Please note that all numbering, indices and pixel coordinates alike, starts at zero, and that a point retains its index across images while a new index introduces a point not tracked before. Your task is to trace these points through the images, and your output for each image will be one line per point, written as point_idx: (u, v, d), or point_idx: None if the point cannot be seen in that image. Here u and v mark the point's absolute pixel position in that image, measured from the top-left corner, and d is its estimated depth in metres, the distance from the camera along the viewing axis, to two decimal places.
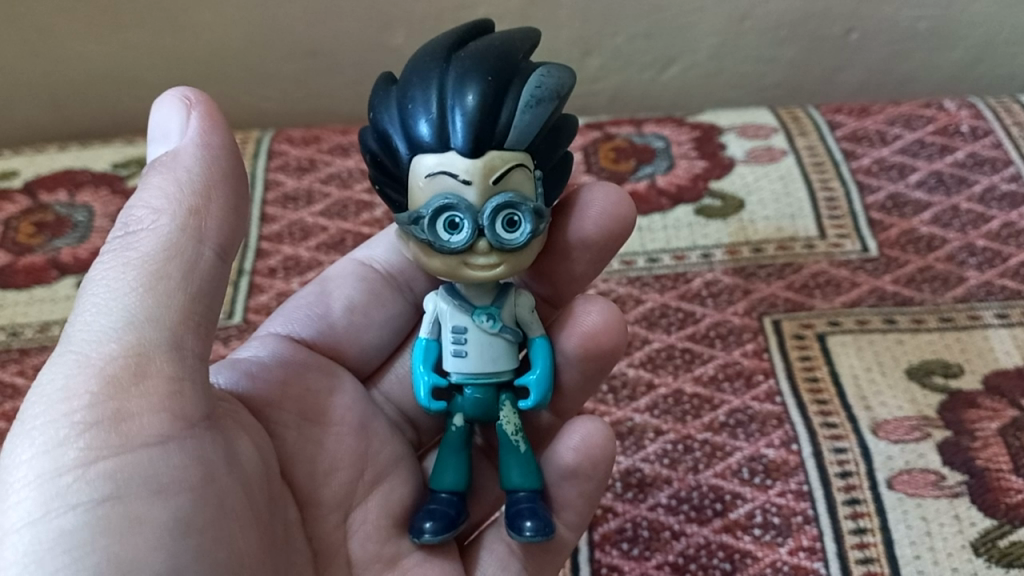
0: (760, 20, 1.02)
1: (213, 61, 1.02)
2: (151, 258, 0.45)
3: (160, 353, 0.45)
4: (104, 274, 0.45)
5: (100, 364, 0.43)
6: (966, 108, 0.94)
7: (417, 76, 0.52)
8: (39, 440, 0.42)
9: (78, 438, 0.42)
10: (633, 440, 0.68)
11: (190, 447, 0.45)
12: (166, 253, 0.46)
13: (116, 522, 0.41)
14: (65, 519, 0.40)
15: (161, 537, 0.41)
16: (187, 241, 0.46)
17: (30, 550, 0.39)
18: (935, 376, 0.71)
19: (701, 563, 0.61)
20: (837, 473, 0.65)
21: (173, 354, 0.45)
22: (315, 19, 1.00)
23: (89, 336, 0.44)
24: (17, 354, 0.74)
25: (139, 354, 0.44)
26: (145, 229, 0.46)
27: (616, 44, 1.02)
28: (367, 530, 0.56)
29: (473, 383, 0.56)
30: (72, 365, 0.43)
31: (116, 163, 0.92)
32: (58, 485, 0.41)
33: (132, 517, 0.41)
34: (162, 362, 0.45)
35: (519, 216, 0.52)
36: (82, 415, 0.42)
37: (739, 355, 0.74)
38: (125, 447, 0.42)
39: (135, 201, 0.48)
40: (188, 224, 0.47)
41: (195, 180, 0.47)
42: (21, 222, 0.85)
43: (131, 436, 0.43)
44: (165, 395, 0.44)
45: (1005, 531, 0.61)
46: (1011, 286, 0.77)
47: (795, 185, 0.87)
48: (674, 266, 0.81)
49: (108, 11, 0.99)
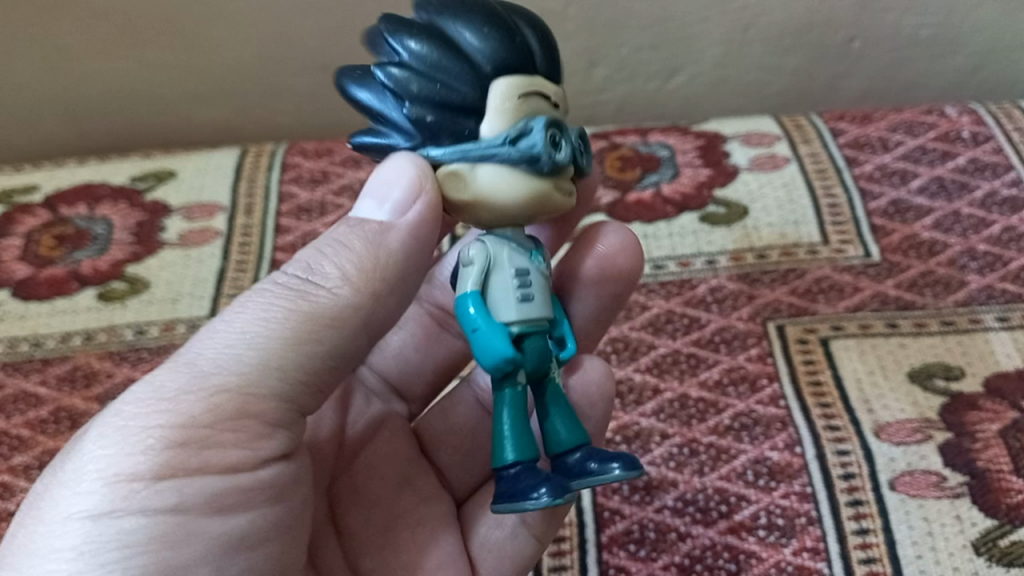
0: (763, 30, 1.03)
1: (227, 77, 1.05)
2: (309, 316, 0.48)
3: (264, 399, 0.47)
4: (255, 307, 0.48)
5: (208, 392, 0.46)
6: (967, 114, 0.96)
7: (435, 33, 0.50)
8: (128, 441, 0.45)
9: (161, 451, 0.45)
10: (640, 444, 0.70)
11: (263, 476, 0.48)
12: (322, 319, 0.48)
13: (172, 536, 0.44)
14: (127, 520, 0.43)
15: (207, 558, 0.45)
16: (347, 314, 0.49)
17: (87, 541, 0.43)
18: (937, 379, 0.72)
19: (707, 564, 0.62)
20: (840, 475, 0.66)
21: (275, 401, 0.48)
22: (327, 35, 1.02)
23: (211, 357, 0.47)
24: (40, 364, 0.77)
25: (246, 395, 0.47)
26: (322, 285, 0.49)
27: (621, 55, 1.04)
28: (366, 512, 0.61)
29: (532, 334, 0.52)
30: (184, 379, 0.46)
31: (133, 176, 0.94)
32: (130, 487, 0.44)
33: (189, 534, 0.45)
34: (262, 405, 0.47)
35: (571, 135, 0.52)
36: (173, 430, 0.45)
37: (744, 359, 0.75)
38: (203, 467, 0.45)
39: (329, 246, 0.51)
40: (364, 296, 0.49)
41: (391, 266, 0.50)
42: (42, 235, 0.88)
43: (211, 460, 0.46)
44: (258, 434, 0.47)
45: (1006, 530, 0.62)
46: (1011, 290, 0.78)
47: (799, 192, 0.89)
48: (680, 273, 0.83)
49: (125, 29, 1.01)
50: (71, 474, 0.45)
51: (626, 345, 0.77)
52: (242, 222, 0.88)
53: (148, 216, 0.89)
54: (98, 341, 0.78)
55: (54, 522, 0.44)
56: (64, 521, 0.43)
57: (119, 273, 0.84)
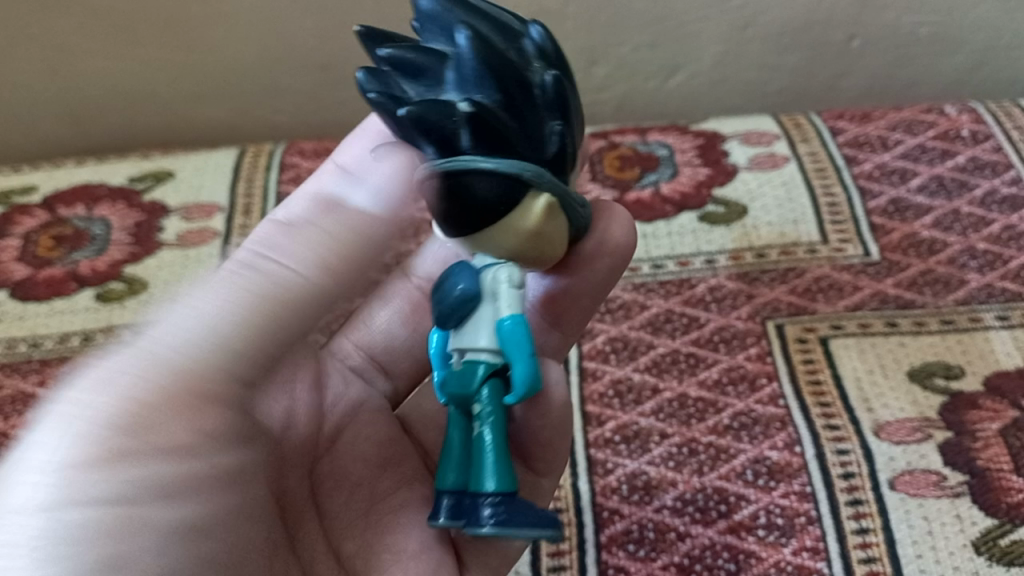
0: (762, 28, 1.03)
1: (226, 77, 1.05)
2: (264, 291, 0.48)
3: (214, 378, 0.46)
4: (203, 291, 0.48)
5: (157, 374, 0.45)
6: (967, 113, 0.95)
7: (543, 54, 0.51)
8: (77, 428, 0.43)
9: (112, 435, 0.43)
10: (639, 443, 0.70)
11: (214, 461, 0.46)
12: (273, 294, 0.48)
13: (120, 524, 0.42)
14: (70, 511, 0.41)
15: (158, 545, 0.43)
16: (302, 291, 0.49)
17: (26, 531, 0.40)
18: (937, 378, 0.72)
19: (706, 564, 0.62)
20: (839, 474, 0.66)
21: (226, 380, 0.47)
22: (325, 35, 1.02)
23: (159, 338, 0.46)
24: (38, 364, 0.76)
25: (197, 374, 0.46)
26: (273, 265, 0.49)
27: (620, 54, 1.04)
28: (344, 494, 0.57)
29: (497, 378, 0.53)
30: (131, 361, 0.45)
31: (132, 176, 0.94)
32: (77, 475, 0.41)
33: (138, 520, 0.42)
34: (214, 384, 0.46)
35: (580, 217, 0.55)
36: (123, 414, 0.43)
37: (743, 358, 0.75)
38: (155, 450, 0.44)
39: (275, 237, 0.51)
40: (323, 276, 0.50)
41: (356, 243, 0.51)
42: (40, 235, 0.88)
43: (162, 441, 0.44)
44: (209, 415, 0.46)
45: (1006, 530, 0.62)
46: (1012, 288, 0.78)
47: (797, 192, 0.88)
48: (679, 272, 0.82)
49: (123, 30, 1.01)
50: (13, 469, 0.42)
51: (625, 345, 0.77)
52: (240, 222, 0.88)
53: (146, 216, 0.89)
54: (96, 341, 0.78)
55: None
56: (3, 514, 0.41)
57: (117, 273, 0.84)
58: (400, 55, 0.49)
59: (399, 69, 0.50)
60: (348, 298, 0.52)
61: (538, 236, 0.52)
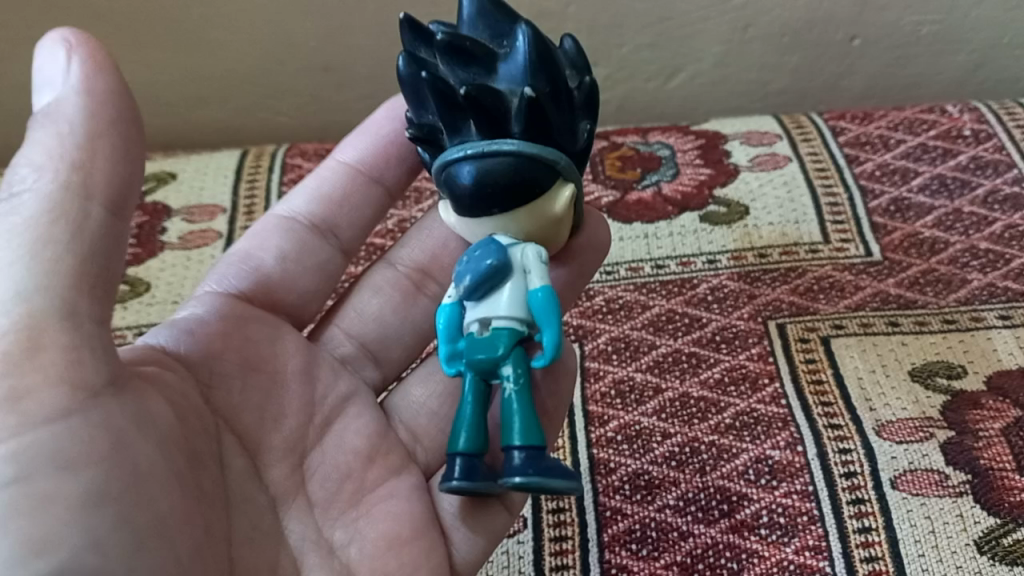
0: (763, 28, 1.03)
1: (229, 79, 1.05)
2: (37, 223, 0.44)
3: (53, 322, 0.44)
4: None
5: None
6: (969, 113, 0.96)
7: (575, 64, 0.56)
8: None
9: None
10: (641, 443, 0.70)
11: (90, 418, 0.44)
12: (52, 214, 0.44)
13: (22, 505, 0.41)
14: None
15: (70, 514, 0.42)
16: (72, 199, 0.44)
17: None
18: (939, 378, 0.72)
19: (708, 563, 0.62)
20: (841, 473, 0.66)
21: (69, 320, 0.44)
22: (327, 36, 1.02)
23: None
24: None
25: (34, 323, 0.43)
26: (28, 189, 0.44)
27: (621, 55, 1.04)
28: (333, 484, 0.56)
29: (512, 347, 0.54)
30: None
31: None
32: None
33: (40, 497, 0.42)
34: (56, 331, 0.44)
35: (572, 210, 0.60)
36: None
37: (744, 358, 0.75)
38: (25, 425, 0.43)
39: (20, 157, 0.45)
40: (63, 188, 0.44)
41: (78, 143, 0.45)
42: None
43: (31, 412, 0.43)
44: (65, 363, 0.44)
45: (1009, 529, 0.62)
46: (1014, 288, 0.78)
47: (799, 192, 0.88)
48: (681, 272, 0.83)
49: (125, 32, 1.02)
50: None
51: (627, 345, 0.77)
52: (243, 224, 0.88)
53: (150, 218, 0.90)
54: None
55: None
56: None
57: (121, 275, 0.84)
58: (456, 39, 0.52)
59: (451, 54, 0.52)
60: (129, 194, 0.47)
61: (557, 224, 0.56)
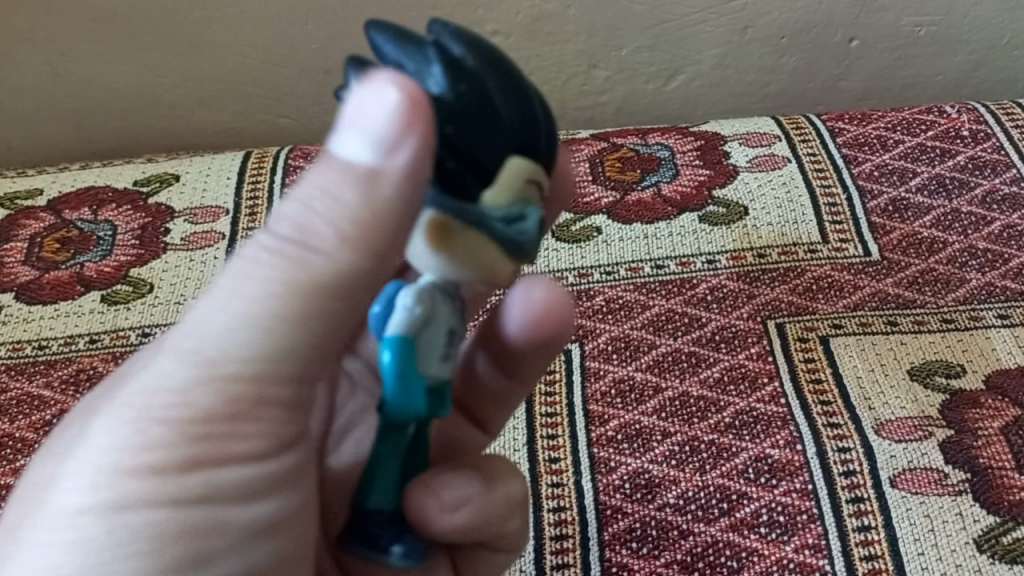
0: (762, 30, 1.04)
1: (230, 81, 1.05)
2: (318, 287, 0.41)
3: (283, 383, 0.43)
4: (237, 270, 0.43)
5: (221, 380, 0.42)
6: (967, 113, 0.96)
7: (454, 71, 0.41)
8: (140, 439, 0.43)
9: (175, 450, 0.43)
10: (642, 442, 0.70)
11: (275, 465, 0.46)
12: (320, 285, 0.41)
13: (191, 532, 0.43)
14: (136, 520, 0.43)
15: (232, 548, 0.45)
16: (355, 273, 0.41)
17: (99, 542, 0.42)
18: (937, 377, 0.72)
19: (709, 561, 0.62)
20: (840, 472, 0.66)
21: (292, 383, 0.44)
22: (328, 39, 1.02)
23: (209, 343, 0.42)
24: (44, 367, 0.77)
25: (264, 379, 0.43)
26: (305, 247, 0.41)
27: (620, 57, 1.05)
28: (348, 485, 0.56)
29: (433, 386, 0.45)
30: (187, 364, 0.43)
31: (137, 180, 0.95)
32: (139, 487, 0.43)
33: (210, 530, 0.44)
34: (281, 389, 0.44)
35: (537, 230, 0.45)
36: (186, 428, 0.43)
37: (744, 358, 0.76)
38: (223, 463, 0.44)
39: (305, 193, 0.41)
40: (356, 250, 0.40)
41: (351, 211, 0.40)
42: (46, 238, 0.88)
43: (229, 453, 0.44)
44: (273, 419, 0.44)
45: (1008, 527, 0.62)
46: (1012, 287, 0.78)
47: (797, 192, 0.89)
48: (680, 272, 0.83)
49: (127, 34, 1.02)
50: (84, 463, 0.44)
51: (627, 344, 0.77)
52: (244, 225, 0.89)
53: (151, 219, 0.90)
54: (101, 343, 0.79)
55: (67, 520, 0.43)
56: (76, 519, 0.43)
57: (123, 275, 0.84)
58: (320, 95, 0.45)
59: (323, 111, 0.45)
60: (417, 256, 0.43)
61: (472, 259, 0.43)
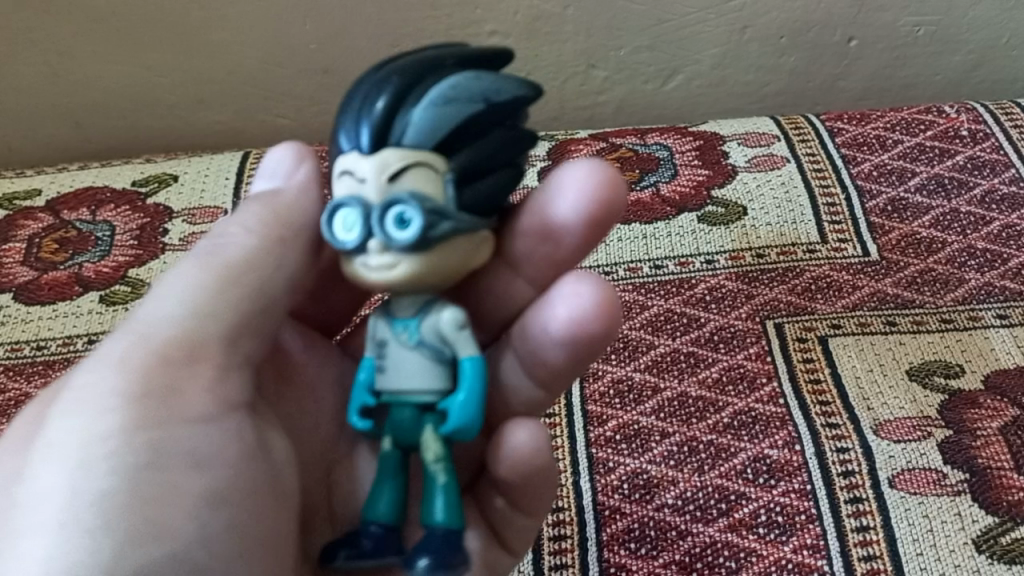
0: (761, 30, 1.04)
1: (229, 81, 1.05)
2: (238, 266, 0.53)
3: (214, 344, 0.52)
4: (184, 271, 0.53)
5: (161, 343, 0.51)
6: (966, 113, 0.96)
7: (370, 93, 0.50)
8: (91, 409, 0.49)
9: (130, 409, 0.49)
10: (640, 442, 0.70)
11: (229, 430, 0.52)
12: (250, 266, 0.53)
13: (152, 491, 0.48)
14: (98, 486, 0.47)
15: (191, 510, 0.49)
16: (267, 259, 0.54)
17: (70, 509, 0.46)
18: (936, 377, 0.72)
19: (707, 562, 0.62)
20: (839, 472, 0.66)
21: (226, 346, 0.53)
22: (326, 38, 1.02)
23: (155, 318, 0.52)
24: (43, 367, 0.77)
25: (198, 341, 0.52)
26: (230, 242, 0.54)
27: (619, 57, 1.05)
28: None
29: (399, 405, 0.52)
30: (132, 340, 0.51)
31: (135, 180, 0.95)
32: (101, 449, 0.48)
33: (170, 487, 0.48)
34: (214, 350, 0.52)
35: (441, 228, 0.48)
36: (135, 389, 0.49)
37: (742, 358, 0.76)
38: (174, 420, 0.50)
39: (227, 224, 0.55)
40: (264, 242, 0.54)
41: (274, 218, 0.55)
42: (44, 238, 0.88)
43: (177, 410, 0.50)
44: (211, 377, 0.52)
45: (1007, 528, 0.62)
46: (1011, 287, 0.78)
47: (796, 192, 0.89)
48: (679, 272, 0.83)
49: (126, 34, 1.02)
50: (43, 453, 0.48)
51: (626, 344, 0.77)
52: None
53: (149, 219, 0.90)
54: (100, 343, 0.78)
55: (32, 507, 0.47)
56: (42, 503, 0.46)
57: (122, 276, 0.84)
58: None
59: None
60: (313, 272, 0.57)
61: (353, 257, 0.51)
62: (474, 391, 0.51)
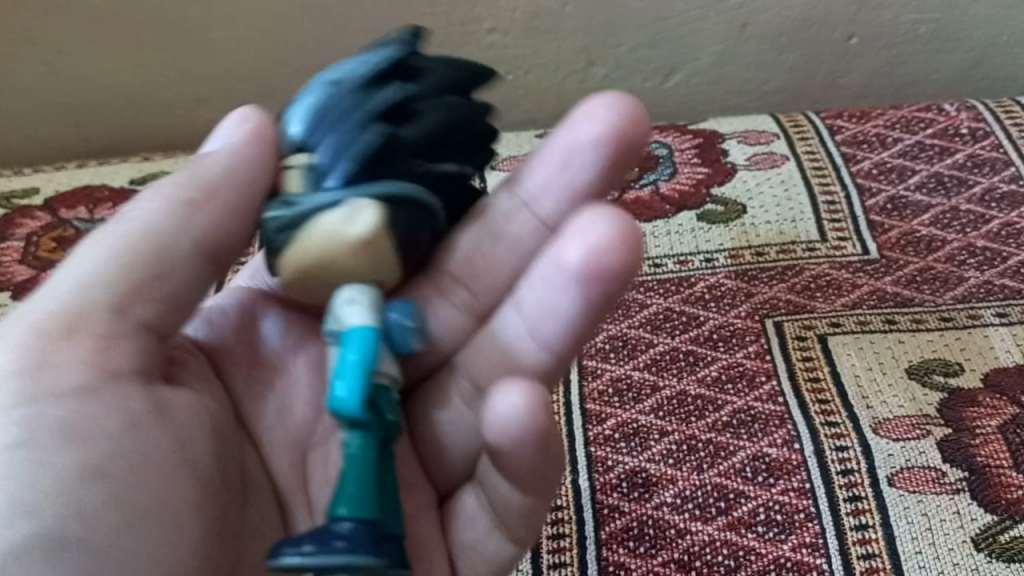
0: (760, 27, 1.03)
1: (227, 79, 1.05)
2: (129, 237, 0.51)
3: (102, 312, 0.50)
4: (82, 247, 0.52)
5: (47, 319, 0.50)
6: (966, 111, 0.96)
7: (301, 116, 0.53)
8: None
9: (7, 386, 0.48)
10: (639, 440, 0.70)
11: (113, 398, 0.49)
12: (142, 233, 0.51)
13: (25, 466, 0.46)
14: None
15: (62, 483, 0.46)
16: (168, 228, 0.51)
17: None
18: (935, 375, 0.72)
19: (706, 560, 0.62)
20: (838, 471, 0.66)
21: (114, 314, 0.50)
22: (324, 36, 1.02)
23: (46, 301, 0.50)
24: None
25: (82, 309, 0.50)
26: (139, 211, 0.52)
27: (618, 55, 1.05)
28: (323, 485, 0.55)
29: None
30: (20, 321, 0.50)
31: (134, 179, 0.95)
32: None
33: (40, 464, 0.46)
34: (101, 319, 0.50)
35: (288, 215, 0.48)
36: (13, 367, 0.49)
37: (741, 356, 0.76)
38: (45, 395, 0.48)
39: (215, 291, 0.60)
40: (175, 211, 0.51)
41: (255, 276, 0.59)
42: (43, 237, 0.88)
43: (48, 383, 0.48)
44: (95, 345, 0.49)
45: (1006, 526, 0.62)
46: (1011, 285, 0.78)
47: (795, 190, 0.89)
48: (678, 271, 0.83)
49: (125, 32, 1.02)
50: None
51: (624, 343, 0.77)
52: None
53: None
54: None
55: None
56: None
57: None
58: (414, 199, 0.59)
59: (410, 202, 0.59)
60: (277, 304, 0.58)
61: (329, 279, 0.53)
62: (350, 362, 0.45)
